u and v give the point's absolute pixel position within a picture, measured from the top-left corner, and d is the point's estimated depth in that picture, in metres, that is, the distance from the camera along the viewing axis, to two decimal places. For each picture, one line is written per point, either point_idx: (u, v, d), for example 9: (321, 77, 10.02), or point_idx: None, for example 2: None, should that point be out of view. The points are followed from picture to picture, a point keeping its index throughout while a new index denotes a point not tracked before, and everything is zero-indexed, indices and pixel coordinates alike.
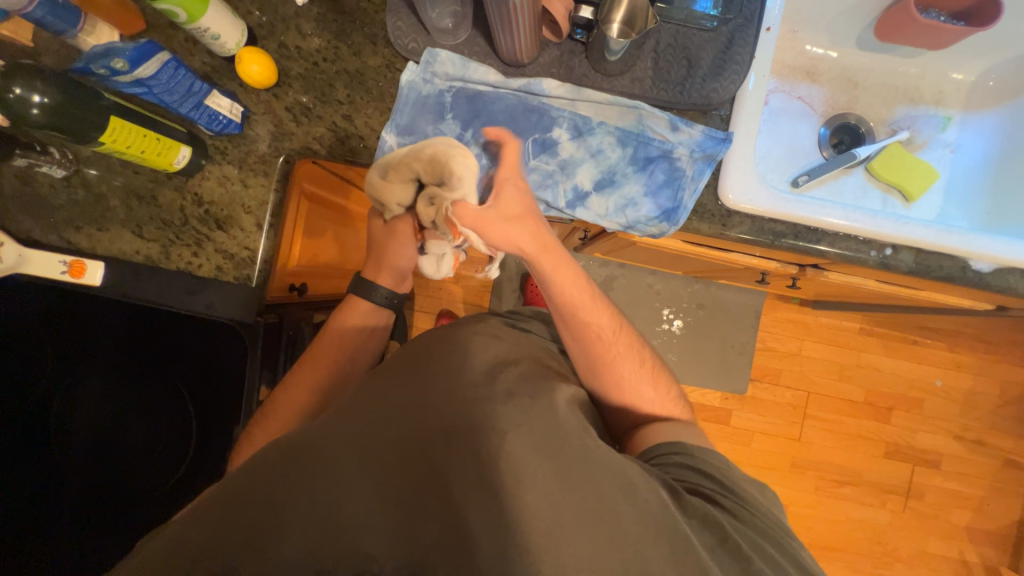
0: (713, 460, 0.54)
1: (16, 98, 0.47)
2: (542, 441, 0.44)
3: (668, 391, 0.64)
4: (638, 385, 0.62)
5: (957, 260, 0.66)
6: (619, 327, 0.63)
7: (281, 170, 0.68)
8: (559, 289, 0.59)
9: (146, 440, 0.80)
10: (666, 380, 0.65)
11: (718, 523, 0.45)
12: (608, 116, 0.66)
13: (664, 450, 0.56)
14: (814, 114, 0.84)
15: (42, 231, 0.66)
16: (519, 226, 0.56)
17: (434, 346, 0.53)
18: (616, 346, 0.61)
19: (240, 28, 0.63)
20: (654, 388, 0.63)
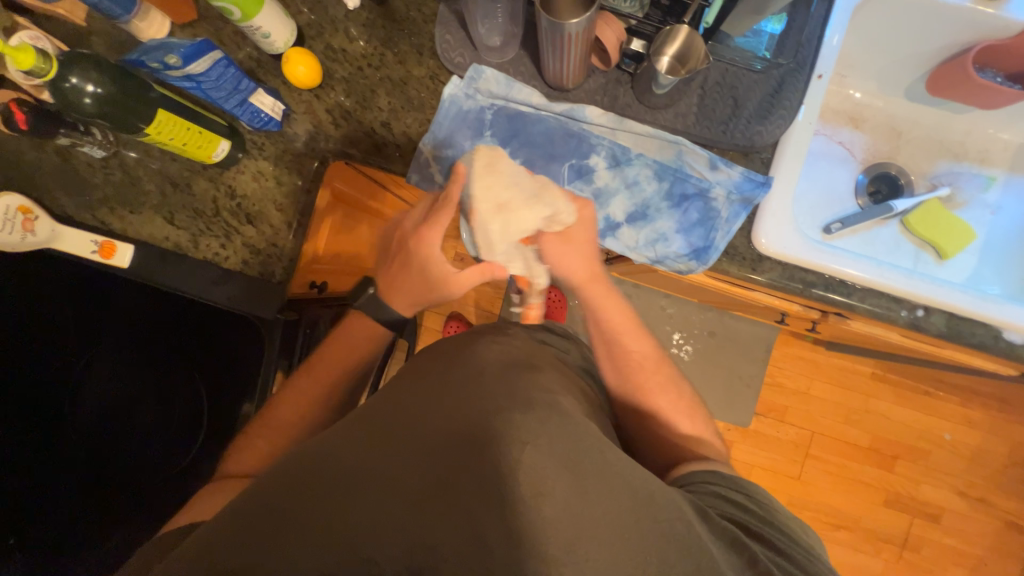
0: (746, 488, 0.53)
1: (71, 87, 0.48)
2: (565, 454, 0.41)
3: (705, 424, 0.63)
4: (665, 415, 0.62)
5: (989, 328, 0.65)
6: (663, 360, 0.65)
7: (315, 172, 0.68)
8: (603, 309, 0.65)
9: (156, 418, 0.81)
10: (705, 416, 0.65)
11: (747, 546, 0.43)
12: (648, 148, 0.65)
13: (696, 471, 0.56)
14: (853, 160, 0.83)
15: (76, 209, 0.66)
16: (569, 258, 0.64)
17: (456, 358, 0.53)
18: (653, 376, 0.64)
19: (290, 28, 0.63)
20: (686, 417, 0.63)
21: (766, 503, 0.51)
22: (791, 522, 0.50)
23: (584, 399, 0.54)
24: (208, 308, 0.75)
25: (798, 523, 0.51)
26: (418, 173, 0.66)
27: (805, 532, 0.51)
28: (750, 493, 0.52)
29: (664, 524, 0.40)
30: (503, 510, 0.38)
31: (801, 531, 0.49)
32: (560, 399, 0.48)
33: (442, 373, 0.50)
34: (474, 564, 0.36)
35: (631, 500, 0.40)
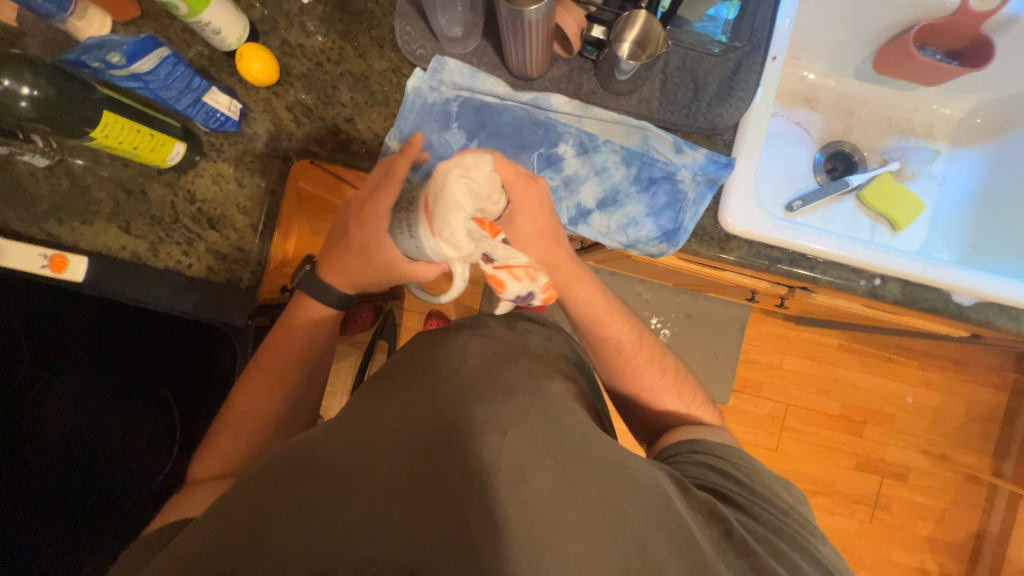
0: (724, 453, 0.54)
1: (5, 91, 0.45)
2: (544, 439, 0.42)
3: (690, 394, 0.64)
4: (647, 391, 0.64)
5: (940, 292, 0.69)
6: (643, 334, 0.66)
7: (279, 172, 0.66)
8: (582, 300, 0.62)
9: (125, 442, 0.78)
10: (693, 387, 0.66)
11: (724, 517, 0.44)
12: (615, 134, 0.66)
13: (682, 446, 0.57)
14: (810, 139, 0.86)
15: (20, 222, 0.62)
16: (535, 246, 0.57)
17: (433, 352, 0.52)
18: (633, 355, 0.64)
19: (243, 23, 0.61)
20: (672, 388, 0.64)
21: (746, 469, 0.52)
22: (769, 485, 0.51)
23: (564, 377, 0.54)
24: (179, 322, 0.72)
25: (777, 483, 0.52)
26: None
27: (786, 492, 0.52)
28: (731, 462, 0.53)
29: (642, 501, 0.41)
30: (489, 496, 0.39)
31: (778, 491, 0.51)
32: (539, 385, 0.48)
33: (421, 367, 0.50)
34: (465, 549, 0.36)
35: (611, 479, 0.41)
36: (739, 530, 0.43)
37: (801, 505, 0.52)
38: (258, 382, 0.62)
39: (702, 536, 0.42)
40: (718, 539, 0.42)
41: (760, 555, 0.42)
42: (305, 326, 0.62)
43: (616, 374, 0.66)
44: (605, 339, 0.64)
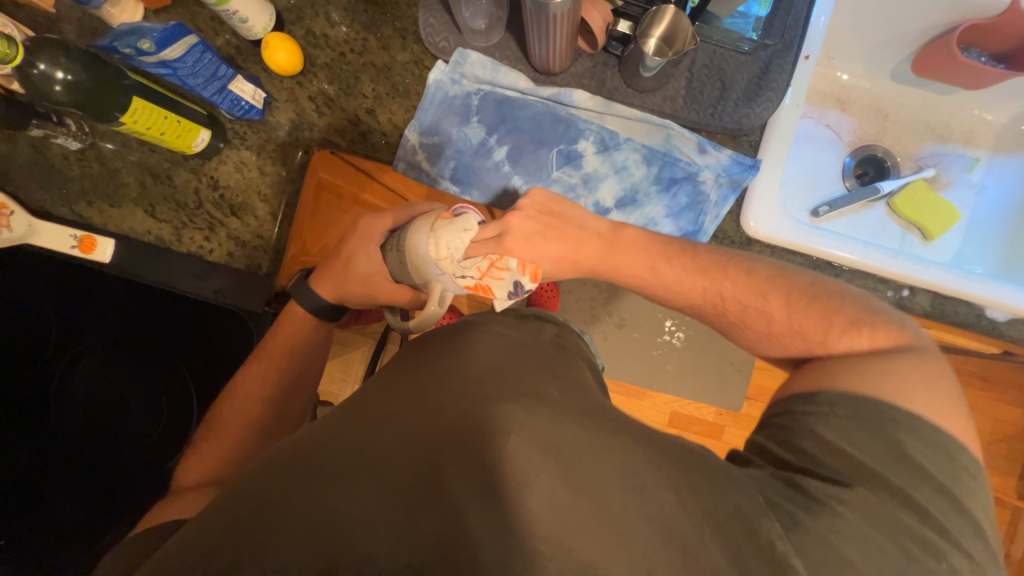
0: (831, 409, 0.44)
1: (41, 75, 0.46)
2: (549, 438, 0.40)
3: (823, 330, 0.49)
4: (765, 331, 0.54)
5: (972, 306, 0.66)
6: (741, 269, 0.55)
7: (300, 162, 0.68)
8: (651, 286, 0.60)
9: (145, 423, 0.79)
10: (841, 314, 0.49)
11: (753, 519, 0.38)
12: (636, 132, 0.65)
13: (777, 406, 0.48)
14: (841, 143, 0.83)
15: (54, 203, 0.65)
16: (561, 269, 0.62)
17: (438, 350, 0.51)
18: (729, 305, 0.55)
19: (268, 13, 0.61)
20: (788, 325, 0.52)
21: (812, 437, 0.43)
22: (851, 458, 0.41)
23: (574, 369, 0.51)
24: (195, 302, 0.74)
25: (867, 450, 0.41)
26: (406, 161, 0.66)
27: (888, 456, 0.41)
28: (801, 433, 0.44)
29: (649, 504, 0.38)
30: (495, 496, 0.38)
31: (856, 462, 0.41)
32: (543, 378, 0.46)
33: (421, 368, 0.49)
34: None
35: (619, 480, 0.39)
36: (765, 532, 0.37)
37: (929, 466, 0.40)
38: (262, 367, 0.64)
39: (717, 547, 0.37)
40: (737, 541, 0.37)
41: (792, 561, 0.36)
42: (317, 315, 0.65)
43: (718, 328, 0.59)
44: (686, 302, 0.59)
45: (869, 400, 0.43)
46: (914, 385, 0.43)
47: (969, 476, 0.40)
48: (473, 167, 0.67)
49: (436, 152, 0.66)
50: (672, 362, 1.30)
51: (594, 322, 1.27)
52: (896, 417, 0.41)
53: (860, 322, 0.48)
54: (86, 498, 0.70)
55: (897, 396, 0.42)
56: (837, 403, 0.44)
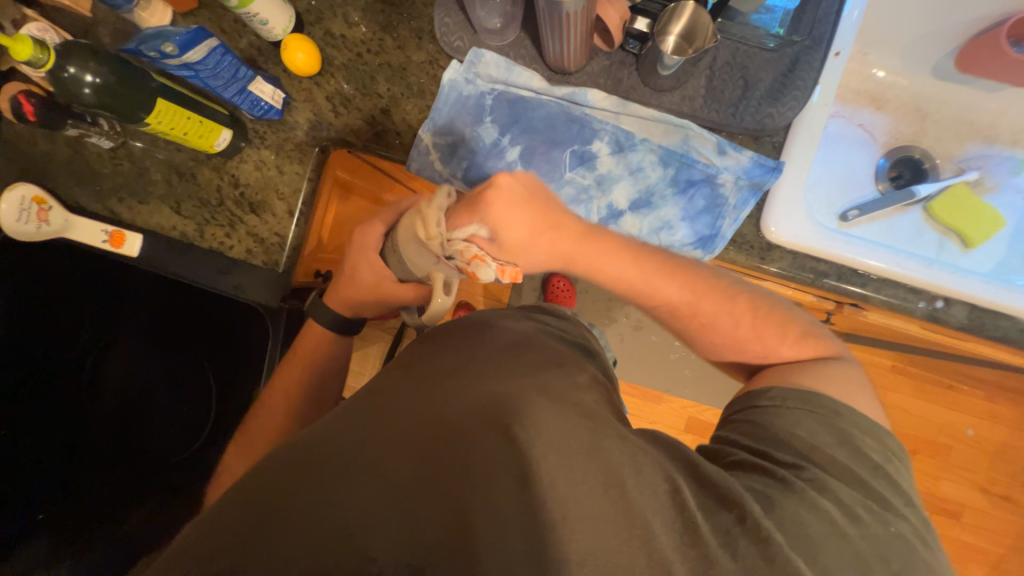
0: (805, 398, 0.46)
1: (70, 78, 0.49)
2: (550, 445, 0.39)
3: (773, 341, 0.53)
4: (726, 338, 0.54)
5: (1015, 321, 0.61)
6: (713, 275, 0.56)
7: (316, 160, 0.68)
8: (625, 275, 0.54)
9: (171, 408, 0.84)
10: (793, 324, 0.54)
11: (747, 509, 0.37)
12: (653, 133, 0.63)
13: (733, 416, 0.50)
14: (874, 143, 0.79)
15: (86, 199, 0.68)
16: (540, 246, 0.53)
17: (435, 345, 0.50)
18: (699, 309, 0.54)
19: (288, 14, 0.62)
20: (752, 335, 0.53)
21: (773, 430, 0.45)
22: (806, 444, 0.43)
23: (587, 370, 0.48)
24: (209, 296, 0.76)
25: (821, 437, 0.44)
26: (418, 160, 0.66)
27: (836, 439, 0.44)
28: (762, 426, 0.46)
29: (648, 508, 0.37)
30: None
31: (811, 445, 0.43)
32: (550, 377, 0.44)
33: (417, 364, 0.47)
34: None
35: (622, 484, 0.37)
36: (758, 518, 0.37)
37: (868, 447, 0.43)
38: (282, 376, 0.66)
39: (709, 530, 0.36)
40: (732, 532, 0.36)
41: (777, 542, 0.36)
42: (327, 311, 0.65)
43: (684, 333, 0.57)
44: (662, 303, 0.55)
45: (812, 393, 0.46)
46: (847, 380, 0.47)
47: (898, 459, 0.44)
48: (485, 166, 0.66)
49: (448, 152, 0.65)
50: (690, 368, 1.27)
51: (610, 324, 1.25)
52: (837, 406, 0.45)
53: (805, 333, 0.53)
54: (114, 473, 0.78)
55: (834, 388, 0.47)
56: (786, 397, 0.47)
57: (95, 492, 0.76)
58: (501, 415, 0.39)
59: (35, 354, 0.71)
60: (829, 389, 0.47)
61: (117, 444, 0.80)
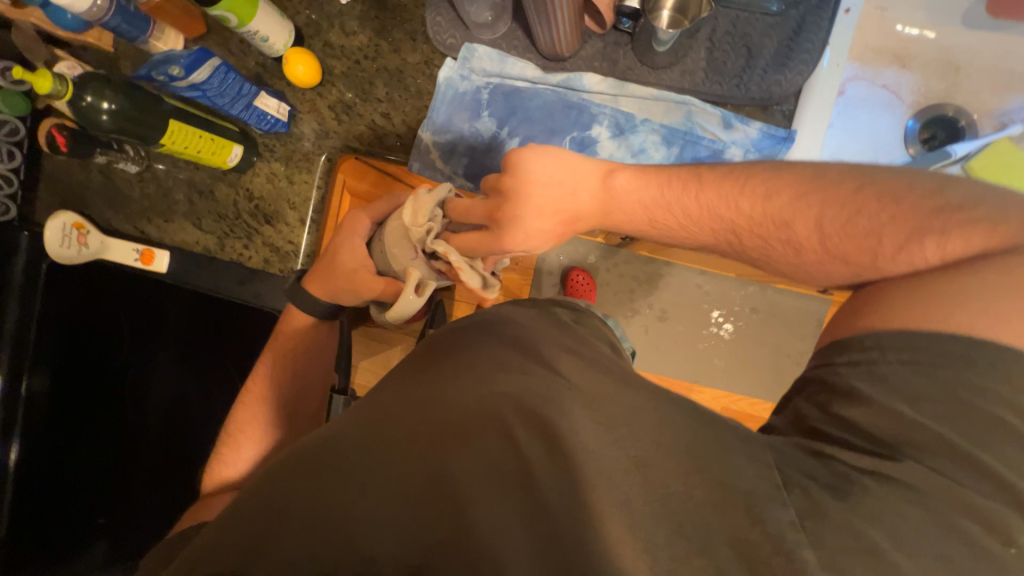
0: (900, 342, 0.36)
1: (88, 106, 0.52)
2: None
3: (876, 249, 0.41)
4: (796, 259, 0.46)
5: None
6: (758, 189, 0.46)
7: (323, 168, 0.70)
8: (675, 205, 0.49)
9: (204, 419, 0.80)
10: (895, 225, 0.40)
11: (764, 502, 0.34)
12: (654, 113, 0.62)
13: (808, 372, 0.42)
14: (901, 104, 0.73)
15: (120, 222, 0.74)
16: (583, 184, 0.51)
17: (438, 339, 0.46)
18: (748, 243, 0.48)
19: (288, 29, 0.64)
20: (829, 253, 0.43)
21: (849, 391, 0.37)
22: (901, 415, 0.35)
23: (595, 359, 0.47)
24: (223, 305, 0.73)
25: (921, 406, 0.35)
26: (420, 160, 0.66)
27: (943, 404, 0.34)
28: (848, 389, 0.37)
29: (660, 501, 0.34)
30: None
31: (906, 419, 0.35)
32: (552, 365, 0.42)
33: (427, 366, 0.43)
34: None
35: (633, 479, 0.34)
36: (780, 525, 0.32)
37: (1003, 413, 0.33)
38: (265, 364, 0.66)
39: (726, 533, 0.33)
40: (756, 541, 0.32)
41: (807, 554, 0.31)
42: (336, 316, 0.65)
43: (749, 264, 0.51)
44: (703, 241, 0.51)
45: (923, 332, 0.36)
46: (994, 308, 0.35)
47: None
48: (485, 161, 0.66)
49: (449, 149, 0.66)
50: (720, 357, 1.22)
51: (632, 316, 1.22)
52: (967, 351, 0.34)
53: (922, 232, 0.39)
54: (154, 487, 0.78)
55: (968, 325, 0.35)
56: (886, 345, 0.37)
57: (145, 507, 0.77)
58: (500, 416, 0.36)
59: (87, 374, 0.76)
60: (955, 327, 0.35)
61: (160, 458, 0.79)
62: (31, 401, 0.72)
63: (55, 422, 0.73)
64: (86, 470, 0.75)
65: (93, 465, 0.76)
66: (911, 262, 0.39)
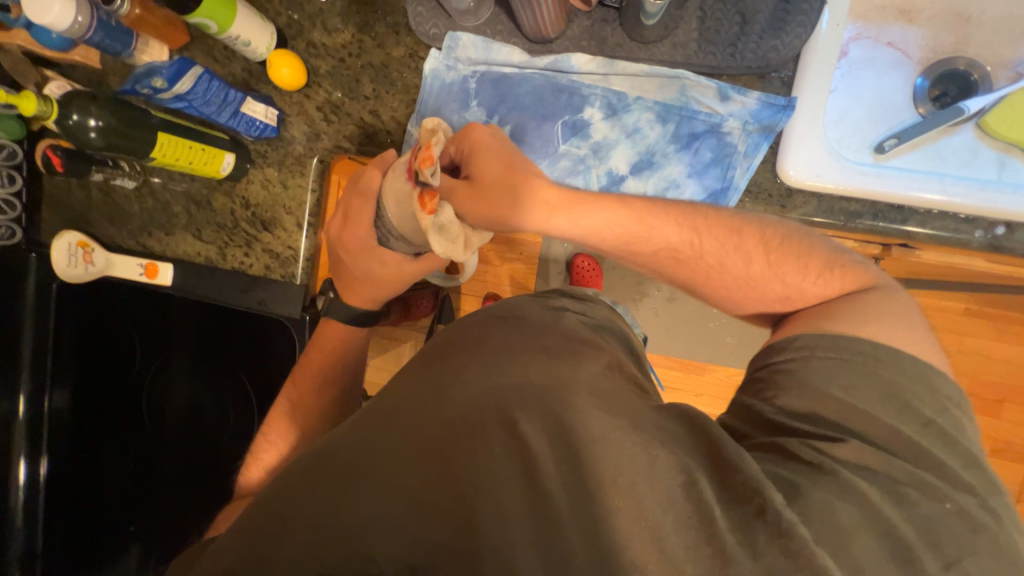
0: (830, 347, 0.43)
1: (76, 124, 0.53)
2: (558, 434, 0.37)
3: (803, 269, 0.49)
4: (743, 280, 0.51)
5: None
6: (715, 206, 0.53)
7: (317, 170, 0.69)
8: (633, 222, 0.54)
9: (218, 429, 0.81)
10: (815, 255, 0.50)
11: (756, 488, 0.35)
12: (647, 89, 0.60)
13: (753, 372, 0.47)
14: (908, 62, 0.70)
15: (122, 238, 0.75)
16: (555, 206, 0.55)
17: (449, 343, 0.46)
18: (706, 246, 0.52)
19: (270, 32, 0.63)
20: (767, 271, 0.50)
21: (796, 385, 0.42)
22: (837, 401, 0.41)
23: (603, 350, 0.46)
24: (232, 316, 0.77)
25: (850, 391, 0.41)
26: None
27: (872, 394, 0.41)
28: (785, 383, 0.43)
29: (664, 486, 0.35)
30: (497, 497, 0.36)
31: (845, 403, 0.40)
32: (561, 366, 0.42)
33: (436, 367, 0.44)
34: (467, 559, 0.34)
35: (636, 464, 0.36)
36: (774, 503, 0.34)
37: (917, 403, 0.40)
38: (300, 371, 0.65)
39: (726, 523, 0.34)
40: (752, 522, 0.34)
41: (801, 530, 0.33)
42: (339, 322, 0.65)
43: (694, 280, 0.54)
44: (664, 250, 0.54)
45: (840, 336, 0.43)
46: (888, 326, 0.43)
47: (955, 406, 0.41)
48: None
49: None
50: (734, 335, 1.20)
51: (640, 299, 1.21)
52: (875, 353, 0.42)
53: (831, 263, 0.49)
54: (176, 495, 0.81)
55: (875, 333, 0.43)
56: (814, 346, 0.44)
57: (168, 515, 0.81)
58: (504, 407, 0.38)
59: (109, 389, 0.80)
60: (862, 331, 0.43)
61: (179, 466, 0.81)
62: (55, 417, 0.75)
63: (81, 437, 0.78)
64: (114, 477, 0.81)
65: (120, 475, 0.81)
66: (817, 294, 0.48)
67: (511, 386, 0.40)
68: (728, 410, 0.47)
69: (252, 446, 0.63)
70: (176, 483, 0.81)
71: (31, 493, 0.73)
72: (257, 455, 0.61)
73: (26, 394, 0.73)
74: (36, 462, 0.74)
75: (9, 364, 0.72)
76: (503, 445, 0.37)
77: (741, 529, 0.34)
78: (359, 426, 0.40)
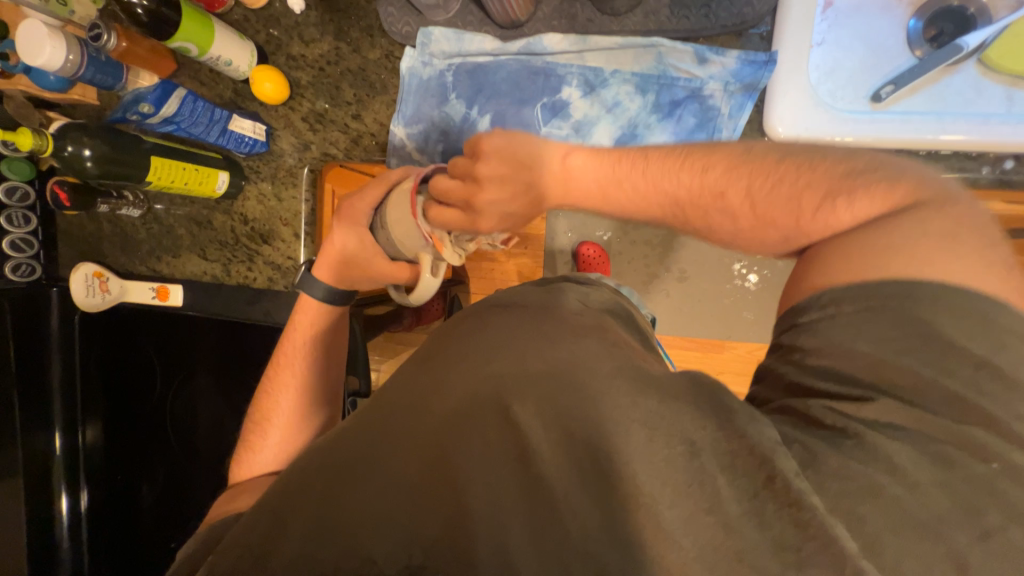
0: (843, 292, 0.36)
1: (71, 155, 0.55)
2: (550, 409, 0.37)
3: (801, 210, 0.40)
4: (734, 232, 0.45)
5: None
6: (696, 163, 0.45)
7: (308, 179, 0.71)
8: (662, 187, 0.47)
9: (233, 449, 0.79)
10: (810, 188, 0.40)
11: (765, 455, 0.33)
12: (624, 62, 0.59)
13: (775, 336, 0.41)
14: (899, 4, 0.66)
15: (135, 265, 0.79)
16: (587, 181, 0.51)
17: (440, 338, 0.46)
18: (691, 213, 0.46)
19: (249, 49, 0.65)
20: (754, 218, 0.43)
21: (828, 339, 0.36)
22: (862, 355, 0.34)
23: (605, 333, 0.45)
24: (237, 331, 0.76)
25: (881, 345, 0.34)
26: (397, 156, 0.66)
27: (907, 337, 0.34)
28: (812, 348, 0.36)
29: (663, 462, 0.34)
30: (488, 473, 0.35)
31: (873, 359, 0.34)
32: (555, 348, 0.41)
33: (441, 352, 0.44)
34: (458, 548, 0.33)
35: (635, 444, 0.34)
36: (785, 470, 0.32)
37: None
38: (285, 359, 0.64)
39: (734, 500, 0.32)
40: (759, 484, 0.32)
41: (812, 499, 0.31)
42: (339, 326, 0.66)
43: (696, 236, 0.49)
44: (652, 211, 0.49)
45: (868, 285, 0.35)
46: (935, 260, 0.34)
47: None
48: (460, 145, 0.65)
49: (422, 139, 0.65)
50: (749, 309, 1.17)
51: (650, 281, 1.19)
52: (911, 292, 0.34)
53: (836, 191, 0.39)
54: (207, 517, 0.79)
55: (906, 265, 0.35)
56: (840, 300, 0.36)
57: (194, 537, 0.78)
58: (503, 393, 0.38)
59: (132, 412, 0.81)
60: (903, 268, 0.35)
61: (204, 486, 0.79)
62: (88, 450, 0.81)
63: (111, 466, 0.81)
64: (149, 496, 0.81)
65: (154, 495, 0.81)
66: (835, 219, 0.39)
67: (503, 371, 0.40)
68: (760, 381, 0.41)
69: (244, 436, 0.64)
70: (201, 505, 0.79)
71: (74, 519, 0.79)
72: (251, 443, 0.62)
73: (62, 429, 0.78)
74: (75, 492, 0.79)
75: (41, 402, 0.76)
76: (495, 432, 0.37)
77: (747, 502, 0.32)
78: (354, 426, 0.41)
